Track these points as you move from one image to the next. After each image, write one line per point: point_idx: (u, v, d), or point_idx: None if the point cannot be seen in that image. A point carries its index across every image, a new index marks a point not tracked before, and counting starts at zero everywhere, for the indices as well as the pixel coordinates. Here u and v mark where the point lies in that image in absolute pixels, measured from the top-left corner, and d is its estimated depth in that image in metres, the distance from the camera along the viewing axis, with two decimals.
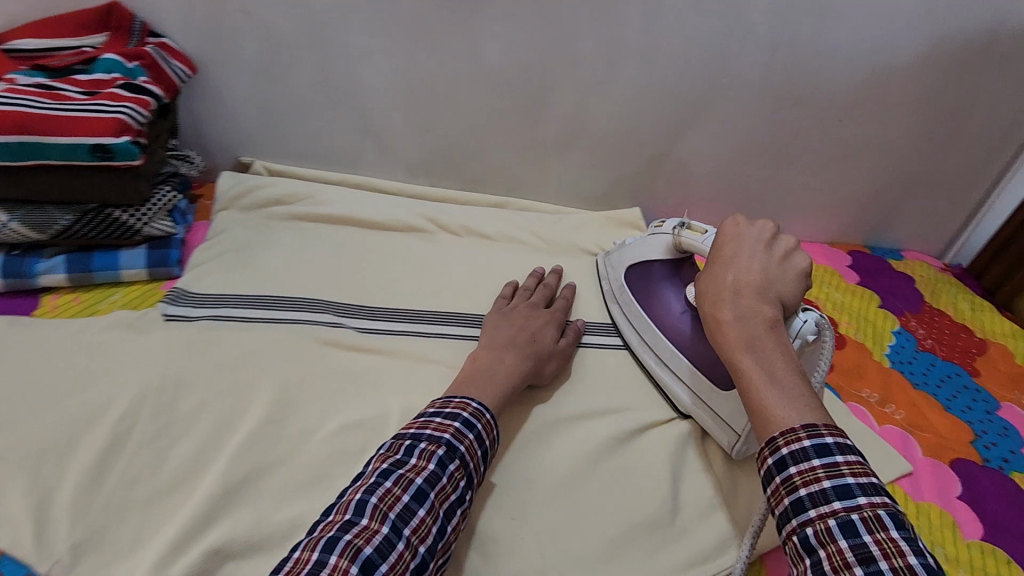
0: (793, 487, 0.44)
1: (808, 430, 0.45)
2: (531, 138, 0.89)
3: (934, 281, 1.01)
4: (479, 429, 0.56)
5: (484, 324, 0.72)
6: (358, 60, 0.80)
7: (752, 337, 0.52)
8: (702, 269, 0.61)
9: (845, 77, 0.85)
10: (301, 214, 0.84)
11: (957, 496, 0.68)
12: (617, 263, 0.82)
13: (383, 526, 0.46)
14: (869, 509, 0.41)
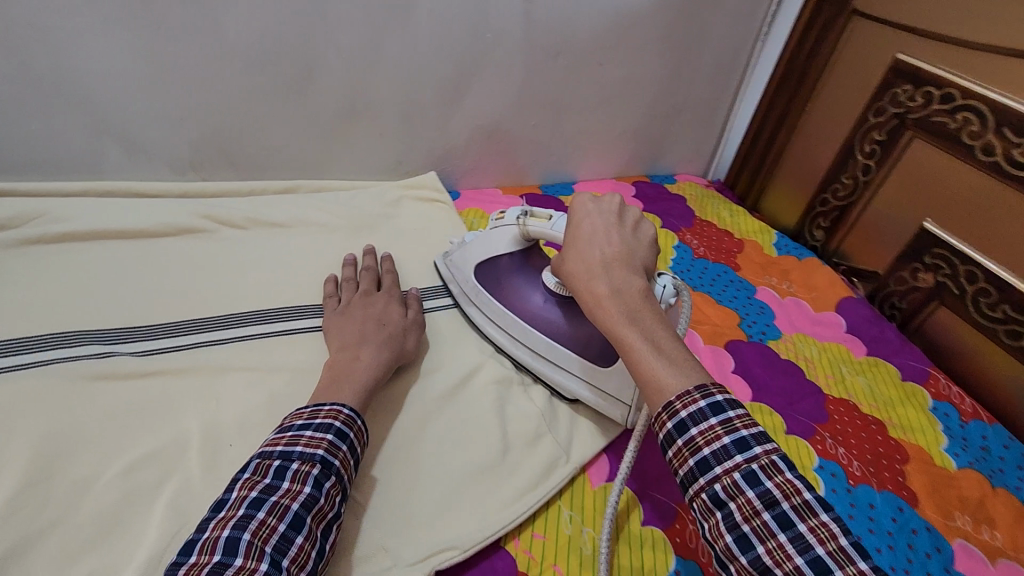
0: (695, 447, 0.43)
1: (700, 390, 0.44)
2: (306, 114, 0.84)
3: (701, 197, 1.18)
4: (352, 438, 0.53)
5: (326, 329, 0.67)
6: (65, 45, 0.67)
7: (634, 308, 0.49)
8: (564, 249, 0.57)
9: (595, 22, 0.92)
10: (34, 236, 0.70)
11: (731, 370, 0.81)
12: (460, 262, 0.77)
13: (262, 562, 0.42)
14: (766, 457, 0.42)
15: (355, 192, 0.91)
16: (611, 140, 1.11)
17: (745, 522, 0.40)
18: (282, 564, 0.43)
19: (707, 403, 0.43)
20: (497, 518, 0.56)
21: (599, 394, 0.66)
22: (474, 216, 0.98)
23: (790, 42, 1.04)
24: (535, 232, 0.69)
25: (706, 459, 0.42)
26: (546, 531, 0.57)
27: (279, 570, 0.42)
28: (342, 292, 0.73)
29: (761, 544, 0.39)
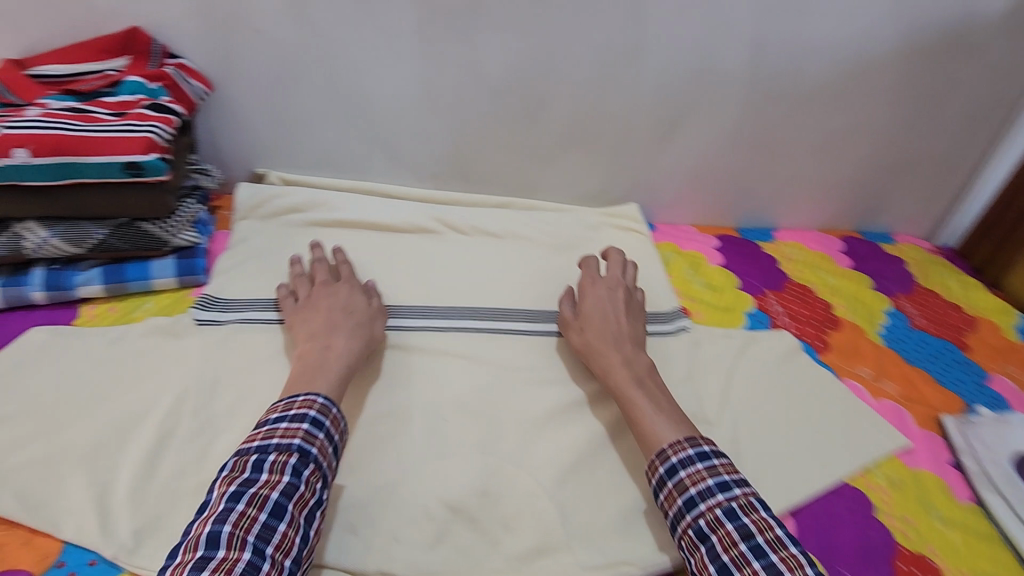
0: (683, 487, 0.55)
1: (691, 442, 0.58)
2: (532, 138, 0.93)
3: (924, 263, 1.06)
4: (328, 427, 0.56)
5: (601, 320, 0.72)
6: (366, 72, 0.84)
7: (640, 375, 0.66)
8: (617, 309, 0.74)
9: (829, 67, 0.89)
10: (319, 220, 0.88)
11: (950, 463, 0.73)
12: (996, 442, 0.74)
13: (244, 552, 0.45)
14: (744, 498, 0.54)
15: (563, 214, 0.98)
16: (824, 188, 1.05)
17: (724, 553, 0.50)
18: (267, 551, 0.46)
19: (712, 482, 0.54)
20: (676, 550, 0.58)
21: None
22: (669, 250, 0.99)
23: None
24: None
25: (726, 482, 0.55)
26: None
27: (263, 556, 0.46)
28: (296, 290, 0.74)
29: (776, 553, 0.49)
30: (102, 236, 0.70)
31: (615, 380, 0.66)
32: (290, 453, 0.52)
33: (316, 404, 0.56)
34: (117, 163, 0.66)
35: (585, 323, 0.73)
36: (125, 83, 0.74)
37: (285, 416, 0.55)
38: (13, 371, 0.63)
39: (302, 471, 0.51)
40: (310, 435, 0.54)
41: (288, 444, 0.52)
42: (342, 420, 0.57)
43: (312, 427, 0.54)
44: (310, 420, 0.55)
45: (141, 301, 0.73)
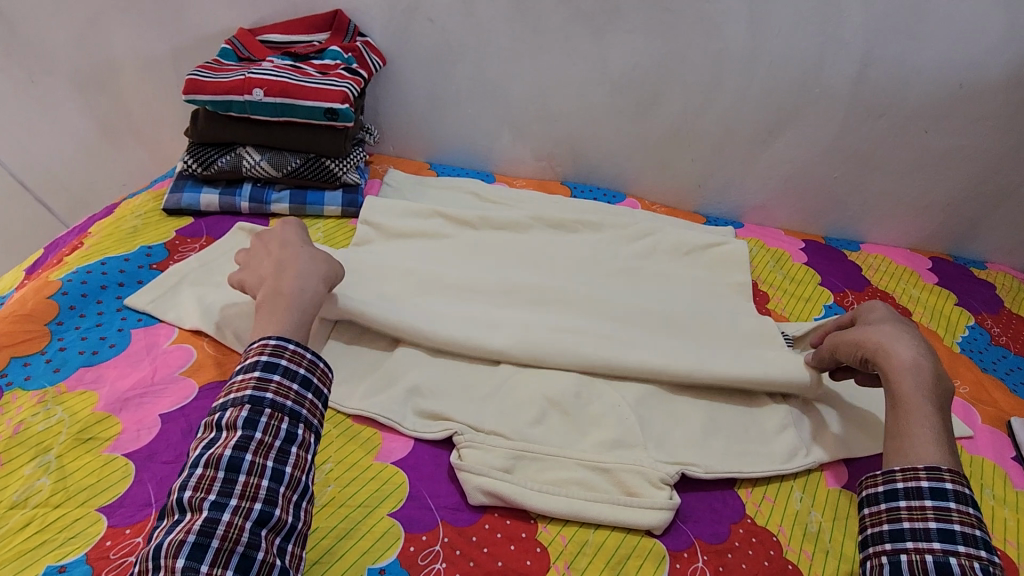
0: (948, 517, 0.51)
1: (928, 472, 0.54)
2: (642, 130, 1.05)
3: (1015, 291, 1.08)
4: (282, 366, 0.55)
5: (896, 323, 0.66)
6: (510, 59, 1.00)
7: (931, 395, 0.59)
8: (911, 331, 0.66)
9: (930, 89, 0.96)
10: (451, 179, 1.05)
11: (1012, 457, 0.75)
12: None
13: (205, 505, 0.47)
14: (967, 558, 0.49)
15: None
16: (915, 207, 1.09)
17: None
18: (228, 501, 0.47)
19: (983, 537, 0.51)
20: (737, 465, 0.66)
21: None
22: (755, 244, 1.07)
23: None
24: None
25: (951, 530, 0.51)
26: (777, 497, 0.64)
27: (223, 506, 0.47)
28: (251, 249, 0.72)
29: None
30: (296, 164, 0.89)
31: (900, 387, 0.59)
32: (241, 405, 0.52)
33: (269, 345, 0.56)
34: (320, 108, 0.85)
35: (861, 318, 0.69)
36: (328, 52, 0.94)
37: (240, 367, 0.55)
38: (227, 252, 0.82)
39: (256, 419, 0.52)
40: (263, 381, 0.53)
41: (241, 396, 0.52)
42: (303, 352, 0.57)
43: (264, 372, 0.54)
44: (262, 364, 0.54)
45: (313, 222, 0.91)
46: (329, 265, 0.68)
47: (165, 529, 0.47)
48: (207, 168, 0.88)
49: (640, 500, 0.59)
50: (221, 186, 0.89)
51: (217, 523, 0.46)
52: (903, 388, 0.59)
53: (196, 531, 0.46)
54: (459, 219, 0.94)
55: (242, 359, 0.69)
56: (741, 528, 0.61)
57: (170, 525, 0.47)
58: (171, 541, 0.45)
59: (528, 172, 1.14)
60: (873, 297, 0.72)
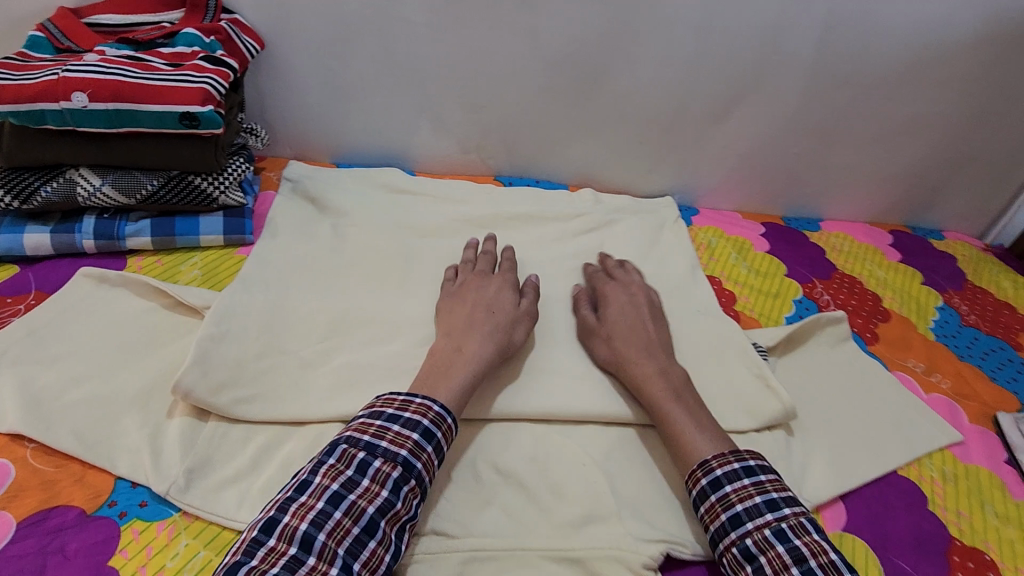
0: (728, 503, 0.52)
1: (734, 455, 0.55)
2: (582, 113, 0.91)
3: (976, 261, 1.02)
4: (439, 439, 0.53)
5: (614, 321, 0.68)
6: (420, 36, 0.82)
7: (676, 388, 0.61)
8: (627, 313, 0.69)
9: (896, 51, 0.85)
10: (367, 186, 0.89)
11: (1005, 461, 0.69)
12: None
13: (332, 568, 0.44)
14: (794, 518, 0.51)
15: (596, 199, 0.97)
16: (877, 180, 1.01)
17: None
18: (352, 567, 0.45)
19: (763, 500, 0.52)
20: None
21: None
22: (713, 233, 0.97)
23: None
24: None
25: (773, 499, 0.52)
26: None
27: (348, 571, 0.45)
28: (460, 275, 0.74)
29: None
30: (154, 188, 0.70)
31: (653, 394, 0.61)
32: (395, 464, 0.50)
33: (431, 412, 0.54)
34: (174, 113, 0.65)
35: (613, 331, 0.67)
36: (181, 36, 0.73)
37: (398, 417, 0.53)
38: (70, 311, 0.63)
39: (400, 486, 0.50)
40: (418, 447, 0.52)
41: (394, 453, 0.51)
42: (453, 429, 0.55)
43: (423, 438, 0.52)
44: (422, 429, 0.53)
45: (187, 256, 0.73)
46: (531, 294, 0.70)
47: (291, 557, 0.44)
48: (29, 201, 0.68)
49: None
50: (54, 221, 0.69)
51: None
52: (654, 393, 0.61)
53: None
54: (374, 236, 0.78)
55: (86, 469, 0.53)
56: None
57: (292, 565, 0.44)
58: None
59: (455, 165, 0.98)
60: (618, 292, 0.72)
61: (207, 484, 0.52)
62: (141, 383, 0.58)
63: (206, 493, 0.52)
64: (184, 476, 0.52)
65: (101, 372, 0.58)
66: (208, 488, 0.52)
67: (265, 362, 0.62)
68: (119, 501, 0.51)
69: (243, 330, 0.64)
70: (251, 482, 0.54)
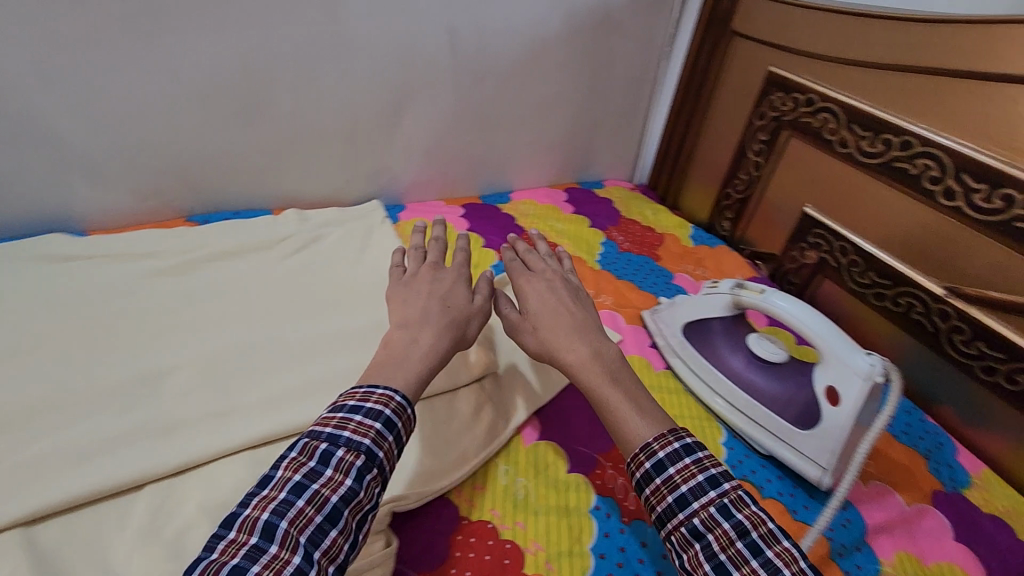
0: (673, 484, 0.54)
1: (675, 434, 0.57)
2: (258, 137, 0.94)
3: (627, 199, 1.31)
4: (400, 429, 0.56)
5: (545, 308, 0.73)
6: (41, 85, 0.77)
7: (594, 371, 0.65)
8: (551, 300, 0.74)
9: (512, 46, 1.06)
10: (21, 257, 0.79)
11: (650, 345, 0.92)
12: (671, 321, 0.90)
13: (295, 555, 0.45)
14: (734, 492, 0.53)
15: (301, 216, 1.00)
16: (540, 150, 1.24)
17: (722, 551, 0.50)
18: (313, 556, 0.46)
19: (705, 477, 0.54)
20: (440, 477, 0.65)
21: (794, 449, 0.73)
22: (419, 223, 1.07)
23: (690, 45, 1.18)
24: (745, 303, 0.80)
25: (714, 476, 0.54)
26: (486, 483, 0.67)
27: (309, 561, 0.46)
28: (409, 262, 0.79)
29: (771, 548, 0.49)
30: None
31: (584, 385, 0.64)
32: (358, 453, 0.52)
33: (393, 401, 0.57)
34: None
35: (538, 322, 0.72)
36: None
37: (358, 409, 0.55)
38: None
39: (364, 474, 0.52)
40: (381, 436, 0.54)
41: (358, 442, 0.53)
42: (415, 419, 0.59)
43: (385, 426, 0.55)
44: (386, 417, 0.55)
45: None
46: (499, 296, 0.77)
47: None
48: None
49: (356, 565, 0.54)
50: None
51: None
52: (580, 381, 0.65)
53: None
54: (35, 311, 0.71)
55: None
56: (460, 533, 0.61)
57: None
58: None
59: (137, 215, 0.93)
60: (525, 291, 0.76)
61: None
62: None
63: None
64: None
65: None
66: None
67: None
68: None
69: None
70: None
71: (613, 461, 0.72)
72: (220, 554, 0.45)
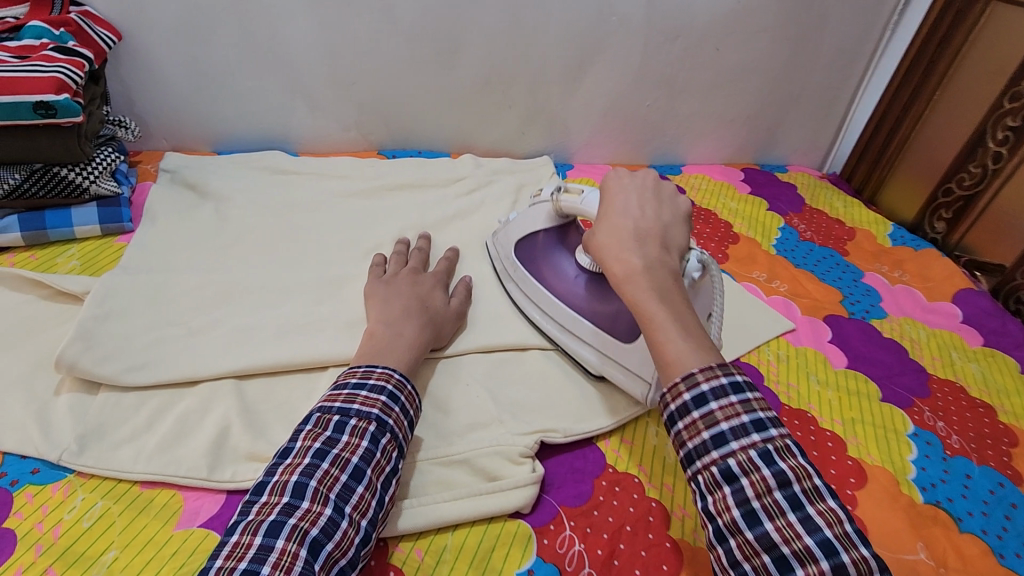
0: (693, 384, 0.47)
1: (723, 369, 0.47)
2: (449, 83, 0.99)
3: (814, 187, 1.18)
4: (405, 401, 0.55)
5: (618, 209, 0.60)
6: (280, 19, 0.87)
7: (667, 286, 0.53)
8: (602, 223, 0.60)
9: (715, 6, 0.98)
10: (254, 165, 0.93)
11: (828, 340, 0.82)
12: (504, 241, 0.78)
13: (326, 507, 0.47)
14: (781, 439, 0.45)
15: (478, 163, 1.04)
16: (723, 124, 1.15)
17: (755, 499, 0.43)
18: (345, 510, 0.47)
19: (728, 379, 0.47)
20: (590, 421, 0.64)
21: (622, 369, 0.64)
22: (586, 184, 1.07)
23: (927, 17, 1.02)
24: (568, 209, 0.70)
25: (761, 419, 0.45)
26: (634, 438, 0.64)
27: (341, 514, 0.47)
28: (388, 266, 0.75)
29: (770, 520, 0.42)
30: (17, 181, 0.71)
31: (635, 296, 0.52)
32: (370, 420, 0.52)
33: (394, 377, 0.56)
34: (26, 103, 0.66)
35: (619, 220, 0.59)
36: (28, 28, 0.73)
37: (364, 385, 0.54)
38: None
39: (375, 445, 0.51)
40: (387, 407, 0.54)
41: (367, 412, 0.52)
42: (416, 395, 0.57)
43: (390, 400, 0.54)
44: (388, 392, 0.54)
45: (64, 248, 0.74)
46: (631, 181, 0.63)
47: (262, 534, 0.44)
48: None
49: (504, 483, 0.55)
50: None
51: (337, 529, 0.46)
52: (631, 291, 0.53)
53: (319, 526, 0.45)
54: (262, 223, 0.83)
55: None
56: (604, 480, 0.59)
57: (273, 527, 0.45)
58: (257, 531, 0.44)
59: (339, 144, 1.03)
60: (623, 193, 0.62)
61: (104, 445, 0.54)
62: (20, 371, 0.58)
63: (111, 450, 0.54)
64: (77, 441, 0.53)
65: None
66: (106, 448, 0.54)
67: (151, 334, 0.64)
68: (15, 469, 0.52)
69: (128, 308, 0.66)
70: (145, 438, 0.55)
71: None
72: (254, 514, 0.46)
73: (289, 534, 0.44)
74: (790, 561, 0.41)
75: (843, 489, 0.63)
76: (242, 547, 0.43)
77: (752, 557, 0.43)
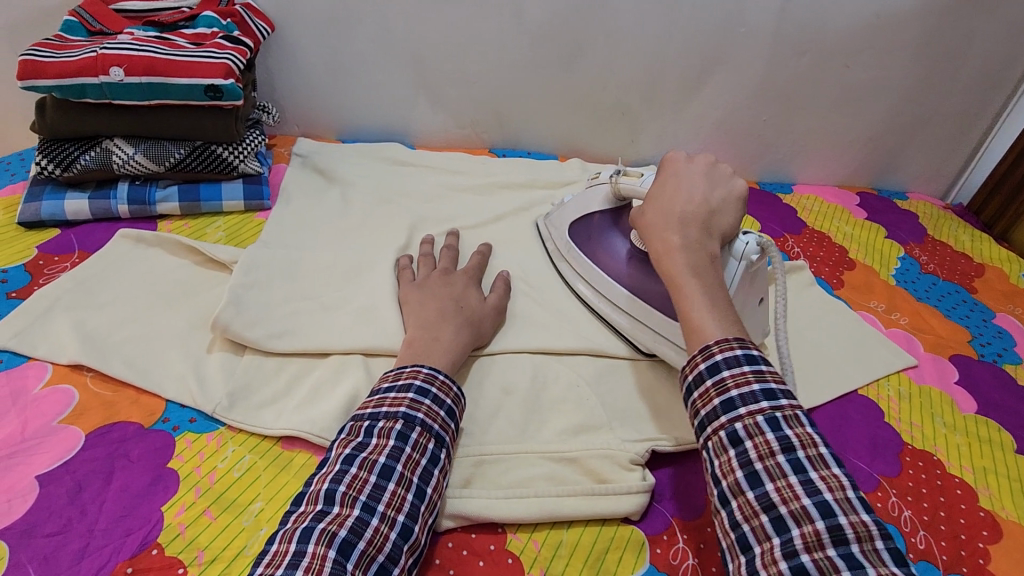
0: (709, 353, 0.46)
1: (740, 343, 0.46)
2: (565, 86, 1.00)
3: (937, 217, 1.10)
4: (436, 394, 0.53)
5: (668, 188, 0.60)
6: (416, 18, 0.91)
7: (699, 265, 0.53)
8: (648, 203, 0.61)
9: (851, 20, 0.95)
10: (377, 155, 0.98)
11: (955, 381, 0.77)
12: (559, 223, 0.80)
13: (355, 507, 0.45)
14: (791, 410, 0.43)
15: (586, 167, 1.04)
16: (842, 144, 1.10)
17: (758, 462, 0.42)
18: (376, 508, 0.45)
19: (743, 351, 0.45)
20: None
21: (672, 344, 0.66)
22: None
23: None
24: (626, 191, 0.70)
25: (772, 389, 0.44)
26: None
27: (372, 512, 0.45)
28: (417, 268, 0.74)
29: (771, 483, 0.41)
30: (181, 155, 0.78)
31: (670, 267, 0.54)
32: (397, 418, 0.50)
33: (422, 373, 0.54)
34: (200, 86, 0.72)
35: (666, 198, 0.59)
36: (202, 18, 0.80)
37: (393, 387, 0.53)
38: (108, 265, 0.70)
39: (405, 441, 0.49)
40: (416, 402, 0.52)
41: (395, 411, 0.51)
42: (450, 385, 0.55)
43: (417, 394, 0.52)
44: (416, 387, 0.53)
45: (212, 220, 0.81)
46: (690, 164, 0.62)
47: (296, 541, 0.42)
48: (69, 168, 0.76)
49: (616, 486, 0.55)
50: (91, 189, 0.78)
51: (367, 527, 0.44)
52: (668, 265, 0.54)
53: (348, 527, 0.44)
54: (383, 210, 0.87)
55: (138, 393, 0.59)
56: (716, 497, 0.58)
57: (305, 532, 0.43)
58: (290, 538, 0.43)
59: (453, 140, 1.07)
60: (679, 175, 0.61)
61: (250, 404, 0.58)
62: (179, 328, 0.64)
63: (255, 410, 0.58)
64: (228, 398, 0.58)
65: (159, 306, 0.66)
66: (251, 407, 0.58)
67: (289, 306, 0.69)
68: (175, 417, 0.57)
69: (270, 280, 0.71)
70: (284, 401, 0.60)
71: (898, 490, 0.62)
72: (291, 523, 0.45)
73: (319, 536, 0.42)
74: (786, 520, 0.40)
75: (974, 541, 0.59)
76: (277, 554, 0.42)
77: (749, 518, 0.41)
